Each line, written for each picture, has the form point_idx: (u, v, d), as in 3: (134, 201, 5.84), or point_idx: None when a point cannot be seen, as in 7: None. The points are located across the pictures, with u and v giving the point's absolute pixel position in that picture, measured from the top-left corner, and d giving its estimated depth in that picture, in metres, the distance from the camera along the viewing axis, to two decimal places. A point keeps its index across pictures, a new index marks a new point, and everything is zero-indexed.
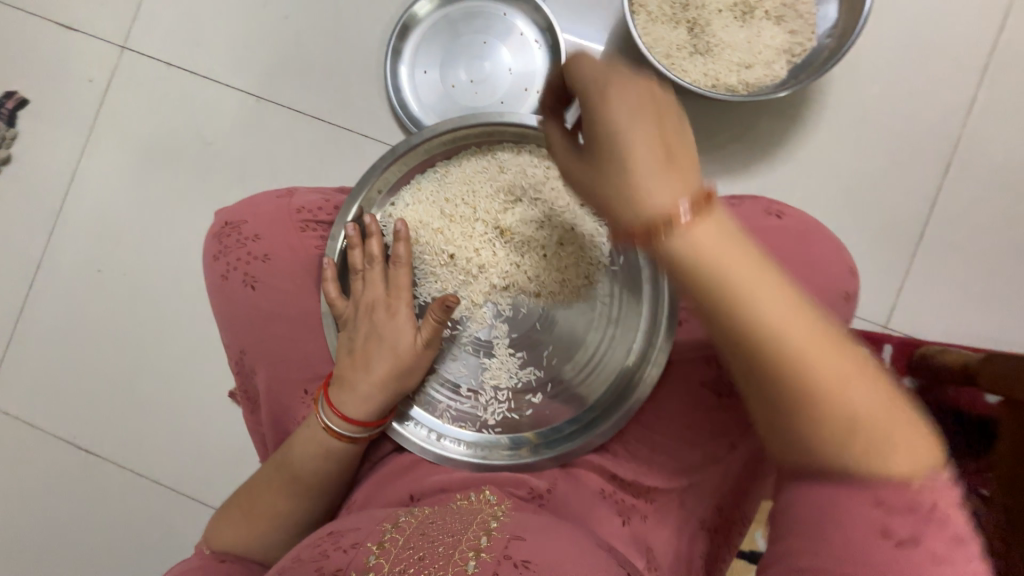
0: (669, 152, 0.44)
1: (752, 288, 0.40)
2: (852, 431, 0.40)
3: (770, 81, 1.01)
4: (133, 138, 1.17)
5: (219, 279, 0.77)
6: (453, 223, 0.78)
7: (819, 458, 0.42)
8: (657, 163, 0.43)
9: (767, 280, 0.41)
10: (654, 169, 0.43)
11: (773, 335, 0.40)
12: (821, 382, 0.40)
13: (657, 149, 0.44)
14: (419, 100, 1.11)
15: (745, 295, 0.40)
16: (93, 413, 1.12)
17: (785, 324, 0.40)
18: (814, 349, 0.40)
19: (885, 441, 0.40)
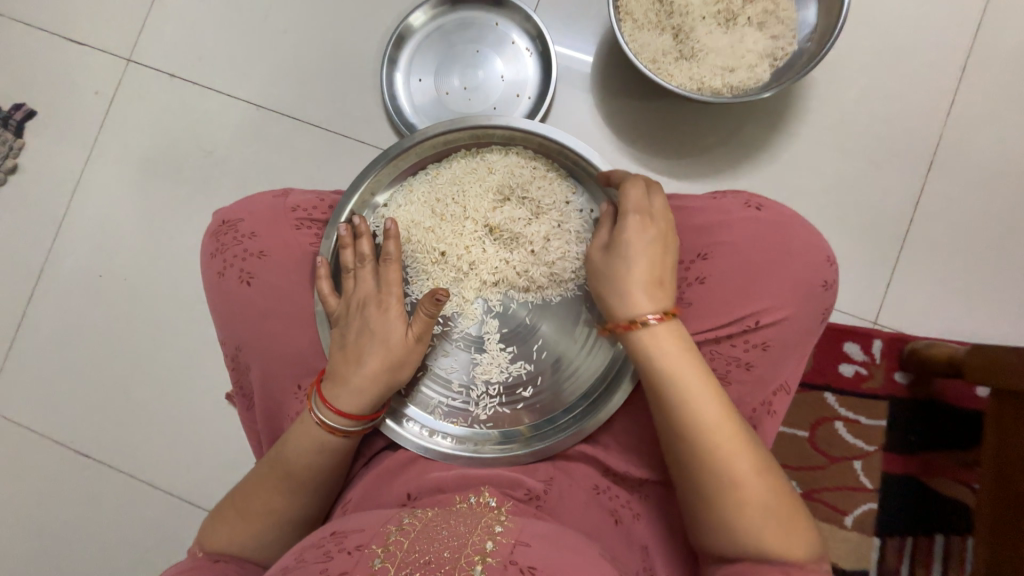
0: (663, 263, 0.66)
1: (676, 367, 0.61)
2: (717, 450, 0.58)
3: (753, 84, 1.04)
4: (137, 147, 1.21)
5: (216, 276, 0.79)
6: (443, 221, 0.80)
7: (698, 467, 0.59)
8: (654, 264, 0.65)
9: (690, 365, 0.61)
10: (650, 266, 0.65)
11: (668, 373, 0.61)
12: (698, 411, 0.59)
13: (655, 259, 0.65)
14: (414, 107, 1.14)
15: (670, 371, 0.61)
16: (91, 417, 1.13)
17: (693, 396, 0.59)
18: (694, 388, 0.60)
19: (755, 484, 0.57)
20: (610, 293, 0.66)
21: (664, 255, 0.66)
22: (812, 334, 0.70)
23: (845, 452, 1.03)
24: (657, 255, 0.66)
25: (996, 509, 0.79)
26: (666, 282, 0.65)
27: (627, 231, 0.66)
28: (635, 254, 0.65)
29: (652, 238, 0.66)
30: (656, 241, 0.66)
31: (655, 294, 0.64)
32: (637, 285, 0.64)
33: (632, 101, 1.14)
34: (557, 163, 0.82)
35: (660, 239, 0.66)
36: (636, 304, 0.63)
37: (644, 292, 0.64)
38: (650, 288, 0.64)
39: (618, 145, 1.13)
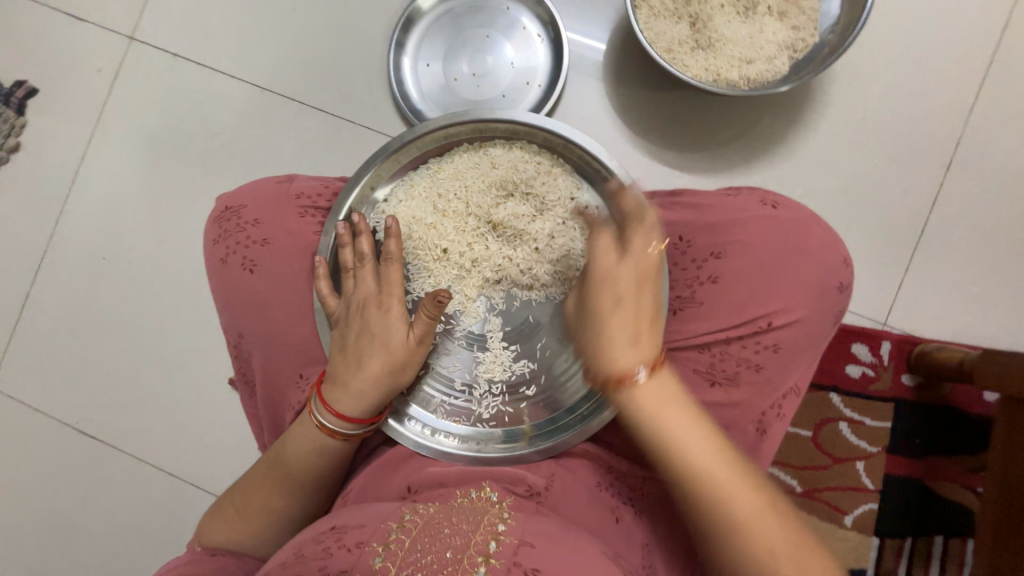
0: (642, 309, 0.61)
1: (668, 414, 0.58)
2: (713, 492, 0.56)
3: (771, 77, 1.01)
4: (140, 128, 1.19)
5: (219, 263, 0.78)
6: (446, 218, 0.79)
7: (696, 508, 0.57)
8: (634, 312, 0.60)
9: (682, 410, 0.58)
10: (629, 315, 0.60)
11: (653, 416, 0.58)
12: (688, 452, 0.57)
13: (635, 304, 0.60)
14: (422, 93, 1.12)
15: (663, 419, 0.58)
16: (96, 399, 1.13)
17: (688, 441, 0.57)
18: (681, 430, 0.57)
19: (766, 526, 0.55)
20: (592, 357, 0.61)
21: (643, 299, 0.61)
22: (823, 336, 0.69)
23: (848, 453, 1.02)
24: (636, 299, 0.61)
25: (1001, 519, 0.78)
26: (648, 324, 0.61)
27: (609, 274, 0.61)
28: (612, 308, 0.60)
29: (629, 282, 0.61)
30: (634, 284, 0.61)
31: (636, 346, 0.59)
32: (619, 341, 0.59)
33: (645, 92, 1.11)
34: (561, 157, 0.80)
35: (639, 280, 0.61)
36: (614, 351, 0.59)
37: (628, 347, 0.59)
38: (631, 341, 0.59)
39: (629, 137, 1.11)
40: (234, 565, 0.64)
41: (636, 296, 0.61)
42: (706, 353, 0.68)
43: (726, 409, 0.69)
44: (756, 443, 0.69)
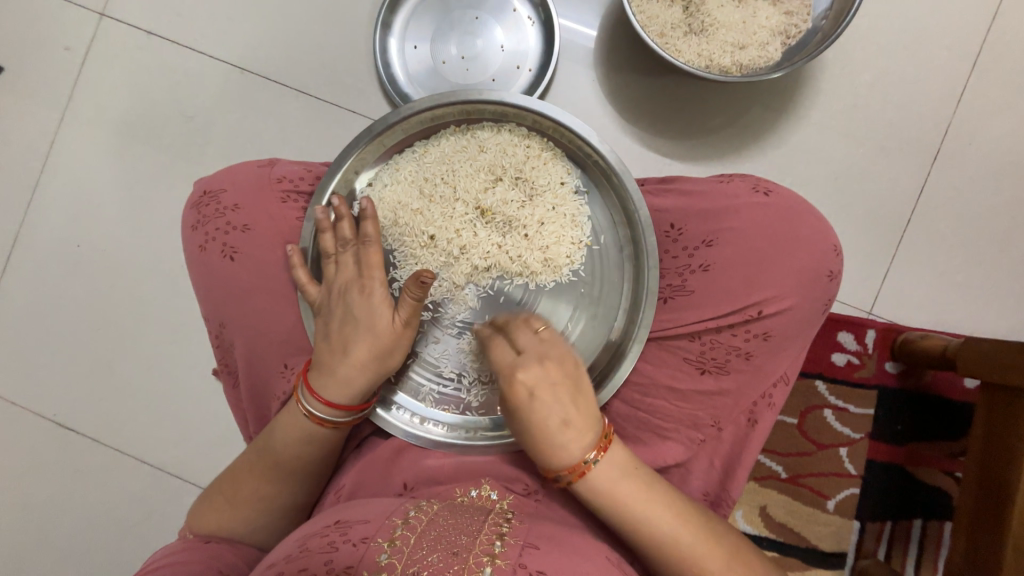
0: (564, 386, 0.60)
1: (621, 490, 0.58)
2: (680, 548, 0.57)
3: (764, 63, 1.00)
4: (114, 110, 1.14)
5: (198, 250, 0.76)
6: (433, 203, 0.76)
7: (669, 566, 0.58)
8: (556, 398, 0.59)
9: (632, 483, 0.58)
10: (552, 403, 0.59)
11: (613, 491, 0.58)
12: (653, 519, 0.58)
13: (553, 388, 0.59)
14: (409, 77, 1.08)
15: (617, 497, 0.58)
16: (73, 392, 1.10)
17: (645, 512, 0.58)
18: (642, 500, 0.58)
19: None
20: (536, 456, 0.60)
21: (560, 379, 0.60)
22: (813, 324, 0.69)
23: (832, 441, 1.04)
24: (553, 381, 0.60)
25: (978, 504, 0.80)
26: (576, 394, 0.60)
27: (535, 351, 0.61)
28: (531, 404, 0.59)
29: (542, 368, 0.60)
30: (545, 367, 0.60)
31: (569, 436, 0.58)
32: (552, 437, 0.58)
33: (638, 78, 1.09)
34: (552, 142, 0.78)
35: (550, 359, 0.61)
36: (549, 435, 0.58)
37: (563, 441, 0.58)
38: (561, 431, 0.58)
39: (621, 124, 1.09)
40: (227, 553, 0.63)
41: (553, 370, 0.60)
42: (697, 342, 0.69)
43: (717, 398, 0.69)
44: (746, 434, 0.70)
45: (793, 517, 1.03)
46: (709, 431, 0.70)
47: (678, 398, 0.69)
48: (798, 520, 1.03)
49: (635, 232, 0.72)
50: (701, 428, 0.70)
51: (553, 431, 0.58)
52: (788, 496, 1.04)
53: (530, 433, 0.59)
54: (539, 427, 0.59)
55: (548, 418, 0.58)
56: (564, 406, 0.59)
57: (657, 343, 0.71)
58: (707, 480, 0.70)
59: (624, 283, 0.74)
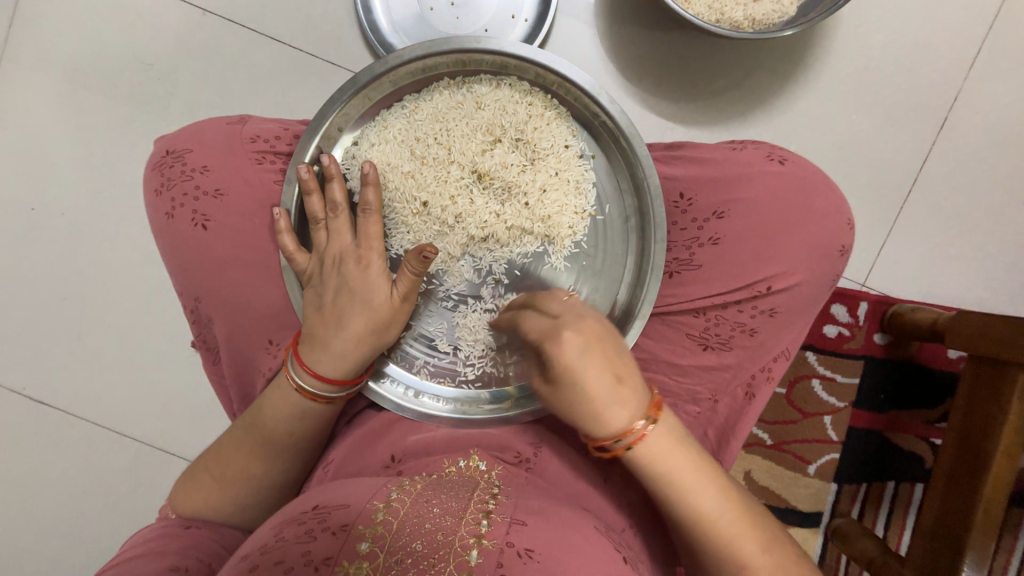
0: (611, 344, 0.52)
1: (675, 466, 0.55)
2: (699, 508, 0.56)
3: (778, 18, 0.93)
4: (60, 54, 1.01)
5: (165, 217, 0.70)
6: (425, 165, 0.71)
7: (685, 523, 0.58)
8: (605, 357, 0.51)
9: (689, 456, 0.56)
10: (604, 363, 0.50)
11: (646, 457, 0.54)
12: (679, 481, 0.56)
13: (605, 344, 0.51)
14: (393, 24, 0.98)
15: (669, 473, 0.56)
16: (42, 365, 1.04)
17: (692, 490, 0.56)
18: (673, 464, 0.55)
19: (759, 563, 0.56)
20: (584, 424, 0.52)
21: (603, 336, 0.52)
22: (818, 301, 0.68)
23: (817, 409, 1.06)
24: (600, 335, 0.52)
25: (954, 470, 0.83)
26: (626, 361, 0.53)
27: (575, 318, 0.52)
28: (584, 366, 0.49)
29: (586, 326, 0.52)
30: (591, 323, 0.52)
31: (625, 397, 0.51)
32: (608, 401, 0.50)
33: (642, 32, 1.01)
34: (556, 99, 0.72)
35: (588, 316, 0.53)
36: (607, 409, 0.51)
37: (619, 404, 0.51)
38: (617, 395, 0.51)
39: (623, 82, 1.02)
40: (210, 539, 0.61)
41: (596, 340, 0.52)
42: (701, 318, 0.67)
43: (717, 372, 0.68)
44: (742, 407, 0.69)
45: (775, 481, 1.07)
46: (706, 403, 0.69)
47: (677, 372, 0.68)
48: (779, 483, 1.07)
49: (641, 201, 0.69)
50: (699, 400, 0.69)
51: (612, 401, 0.51)
52: (771, 461, 1.07)
53: (582, 412, 0.51)
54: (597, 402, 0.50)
55: (601, 390, 0.50)
56: (614, 376, 0.51)
57: (658, 318, 0.69)
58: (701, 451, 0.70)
59: (627, 254, 0.71)
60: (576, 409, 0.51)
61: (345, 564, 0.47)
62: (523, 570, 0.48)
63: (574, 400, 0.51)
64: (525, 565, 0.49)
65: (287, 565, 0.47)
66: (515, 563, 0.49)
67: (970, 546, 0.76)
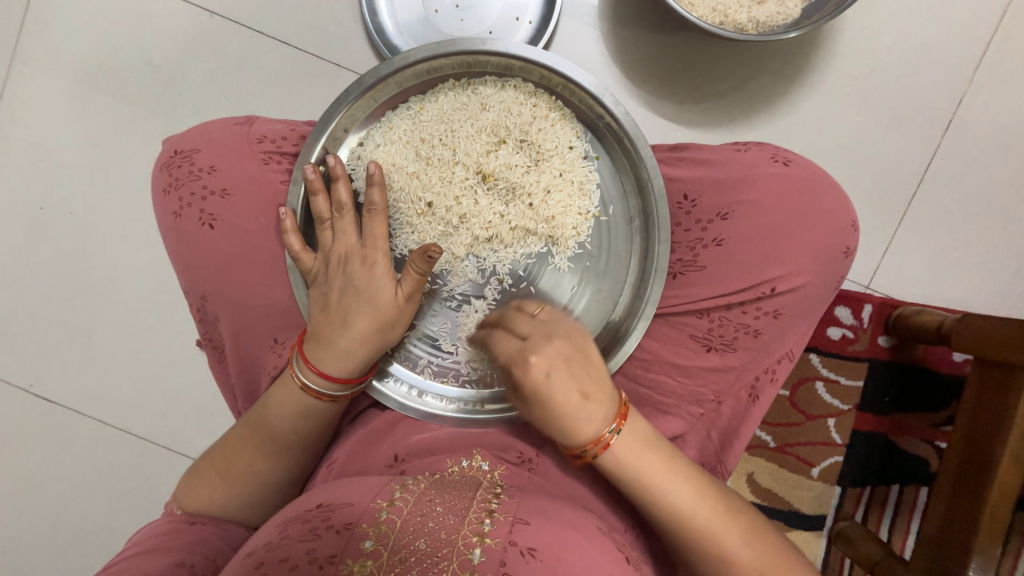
0: (577, 363, 0.56)
1: (642, 464, 0.57)
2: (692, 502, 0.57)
3: (782, 20, 0.93)
4: (70, 56, 1.02)
5: (173, 217, 0.70)
6: (430, 166, 0.71)
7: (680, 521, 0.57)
8: (570, 375, 0.55)
9: (653, 454, 0.58)
10: (567, 381, 0.55)
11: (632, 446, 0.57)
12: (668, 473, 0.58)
13: (572, 362, 0.56)
14: (398, 26, 0.99)
15: (637, 472, 0.57)
16: (50, 363, 1.05)
17: (665, 487, 0.57)
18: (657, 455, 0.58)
19: (746, 556, 0.56)
20: (555, 433, 0.57)
21: (571, 357, 0.56)
22: (823, 303, 0.68)
23: (821, 411, 1.06)
24: (567, 354, 0.56)
25: (959, 474, 0.83)
26: (590, 378, 0.56)
27: (541, 341, 0.56)
28: (549, 385, 0.54)
29: (554, 347, 0.55)
30: (556, 346, 0.56)
31: (589, 409, 0.56)
32: (572, 414, 0.55)
33: (646, 34, 1.01)
34: (560, 100, 0.72)
35: (558, 335, 0.56)
36: (571, 422, 0.56)
37: (584, 416, 0.56)
38: (581, 407, 0.55)
39: (627, 83, 1.03)
40: (214, 536, 0.62)
41: (559, 362, 0.55)
42: (705, 319, 0.67)
43: (721, 374, 0.68)
44: (746, 408, 0.69)
45: (778, 483, 1.07)
46: (710, 404, 0.69)
47: (681, 373, 0.68)
48: (782, 486, 1.07)
49: (645, 202, 0.69)
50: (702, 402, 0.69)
51: (575, 415, 0.55)
52: (774, 464, 1.07)
53: (549, 422, 0.56)
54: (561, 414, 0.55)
55: (564, 405, 0.55)
56: (577, 392, 0.55)
57: (662, 319, 0.69)
58: (704, 452, 0.70)
59: (631, 255, 0.71)
60: (541, 419, 0.57)
61: (349, 562, 0.47)
62: (526, 569, 0.48)
63: (540, 410, 0.56)
64: (528, 565, 0.49)
65: (291, 563, 0.47)
66: (518, 562, 0.49)
67: (977, 550, 0.76)
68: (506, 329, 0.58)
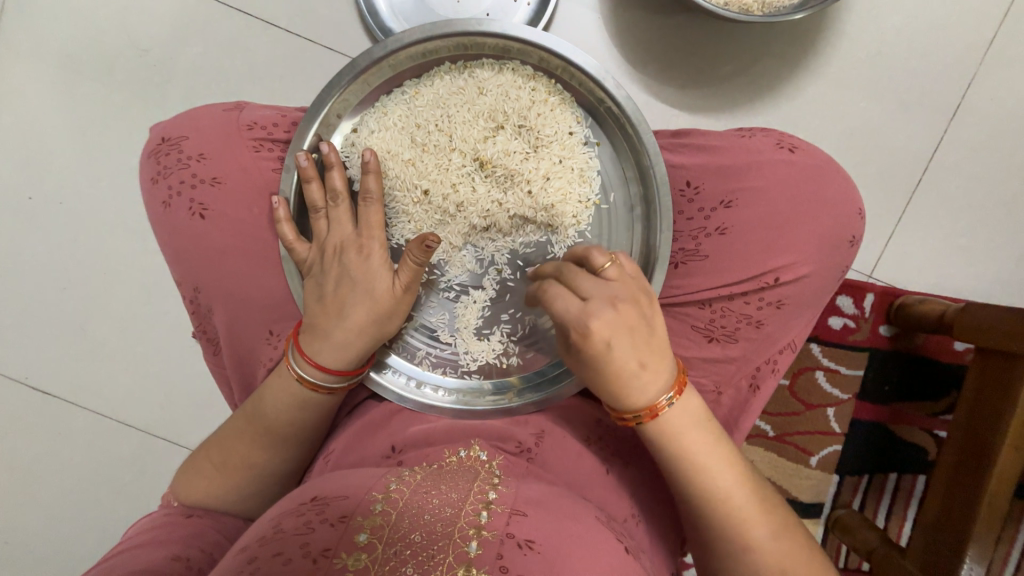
0: (640, 330, 0.55)
1: (690, 441, 0.57)
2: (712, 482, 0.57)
3: (788, 1, 0.90)
4: (53, 41, 0.99)
5: (162, 206, 0.69)
6: (426, 153, 0.69)
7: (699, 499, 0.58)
8: (632, 343, 0.54)
9: (704, 433, 0.58)
10: (629, 348, 0.54)
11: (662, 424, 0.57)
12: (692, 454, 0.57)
13: (636, 328, 0.55)
14: (392, 8, 0.95)
15: (667, 445, 0.58)
16: (44, 355, 1.04)
17: (704, 462, 0.57)
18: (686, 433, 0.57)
19: (772, 547, 0.55)
20: (604, 391, 0.57)
21: (634, 323, 0.55)
22: (826, 292, 0.67)
23: (821, 401, 1.06)
24: (631, 321, 0.54)
25: (959, 463, 0.82)
26: (650, 345, 0.55)
27: (605, 303, 0.54)
28: (613, 346, 0.54)
29: (617, 314, 0.54)
30: (623, 309, 0.54)
31: (645, 378, 0.55)
32: (630, 381, 0.55)
33: (648, 16, 0.98)
34: (560, 84, 0.70)
35: (621, 302, 0.54)
36: (626, 386, 0.55)
37: (640, 385, 0.55)
38: (640, 375, 0.55)
39: (628, 68, 1.00)
40: (211, 528, 0.62)
41: (623, 327, 0.54)
42: (707, 309, 0.66)
43: (721, 364, 0.67)
44: (746, 399, 0.69)
45: (777, 472, 1.07)
46: (711, 395, 0.68)
47: (681, 363, 0.68)
48: (780, 475, 1.07)
49: (647, 190, 0.67)
50: (703, 392, 0.68)
51: (632, 381, 0.55)
52: (773, 453, 1.07)
53: (603, 379, 0.56)
54: (619, 373, 0.55)
55: (623, 367, 0.55)
56: (638, 357, 0.55)
57: (663, 309, 0.68)
58: None
59: (632, 245, 0.70)
60: (594, 376, 0.57)
61: (343, 556, 0.47)
62: (524, 560, 0.48)
63: (597, 367, 0.55)
64: (526, 556, 0.49)
65: (285, 556, 0.47)
66: (515, 554, 0.48)
67: (974, 540, 0.76)
68: (563, 288, 0.56)
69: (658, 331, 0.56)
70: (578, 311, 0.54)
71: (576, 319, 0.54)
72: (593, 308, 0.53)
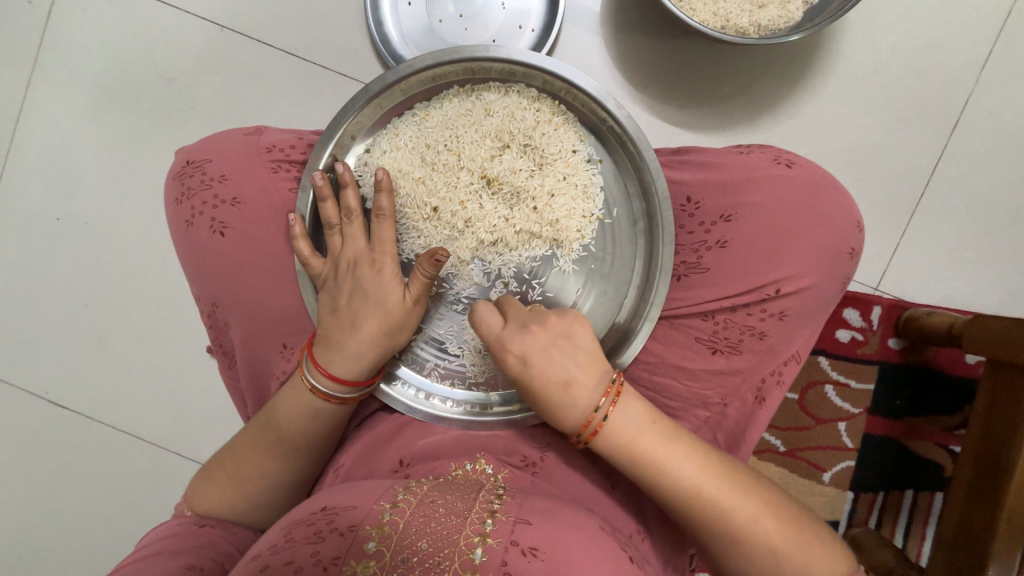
0: (557, 350, 0.59)
1: (654, 449, 0.57)
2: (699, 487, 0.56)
3: (784, 24, 0.93)
4: (86, 71, 1.06)
5: (185, 225, 0.72)
6: (435, 171, 0.72)
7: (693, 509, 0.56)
8: (549, 362, 0.59)
9: (666, 435, 0.58)
10: (546, 367, 0.59)
11: (629, 440, 0.58)
12: (670, 465, 0.57)
13: (552, 345, 0.59)
14: (403, 37, 1.00)
15: (649, 457, 0.57)
16: (65, 369, 1.07)
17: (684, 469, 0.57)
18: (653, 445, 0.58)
19: (767, 537, 0.55)
20: (546, 417, 0.61)
21: (551, 344, 0.60)
22: (829, 304, 0.68)
23: (831, 415, 1.05)
24: (546, 339, 0.60)
25: (976, 478, 0.80)
26: (572, 366, 0.59)
27: (516, 328, 0.61)
28: (527, 369, 0.59)
29: (530, 335, 0.60)
30: (532, 331, 0.60)
31: (573, 396, 0.58)
32: (556, 398, 0.59)
33: (648, 40, 1.02)
34: (564, 105, 0.73)
35: (534, 324, 0.61)
36: (554, 409, 0.59)
37: (569, 399, 0.58)
38: (564, 392, 0.58)
39: (629, 88, 1.03)
40: (222, 538, 0.62)
41: (534, 351, 0.59)
42: (709, 321, 0.67)
43: (726, 377, 0.68)
44: (752, 411, 0.69)
45: (789, 488, 1.05)
46: (717, 408, 0.69)
47: (686, 375, 0.68)
48: (793, 491, 1.05)
49: (649, 206, 0.69)
50: (708, 405, 0.69)
51: (560, 403, 0.59)
52: (785, 468, 1.05)
53: (534, 405, 0.61)
54: (541, 396, 0.59)
55: (546, 390, 0.59)
56: (558, 380, 0.58)
57: (667, 321, 0.69)
58: None
59: (635, 258, 0.72)
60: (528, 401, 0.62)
61: (352, 563, 0.48)
62: (528, 568, 0.48)
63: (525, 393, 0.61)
64: (530, 565, 0.49)
65: (296, 564, 0.48)
66: (520, 562, 0.49)
67: (995, 556, 0.74)
68: (489, 307, 0.63)
69: (577, 350, 0.60)
70: (493, 338, 0.61)
71: (492, 346, 0.62)
72: (503, 335, 0.61)
